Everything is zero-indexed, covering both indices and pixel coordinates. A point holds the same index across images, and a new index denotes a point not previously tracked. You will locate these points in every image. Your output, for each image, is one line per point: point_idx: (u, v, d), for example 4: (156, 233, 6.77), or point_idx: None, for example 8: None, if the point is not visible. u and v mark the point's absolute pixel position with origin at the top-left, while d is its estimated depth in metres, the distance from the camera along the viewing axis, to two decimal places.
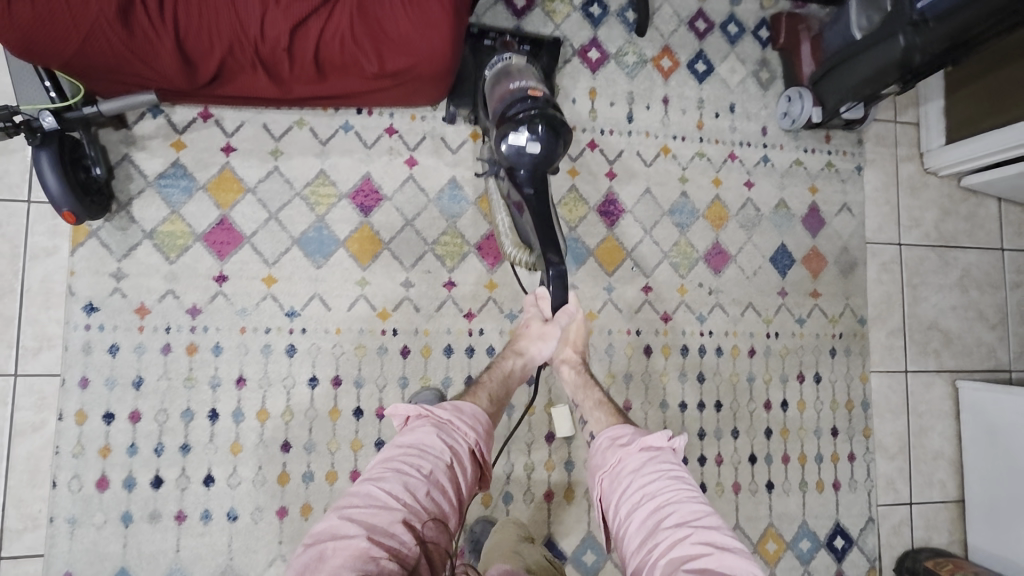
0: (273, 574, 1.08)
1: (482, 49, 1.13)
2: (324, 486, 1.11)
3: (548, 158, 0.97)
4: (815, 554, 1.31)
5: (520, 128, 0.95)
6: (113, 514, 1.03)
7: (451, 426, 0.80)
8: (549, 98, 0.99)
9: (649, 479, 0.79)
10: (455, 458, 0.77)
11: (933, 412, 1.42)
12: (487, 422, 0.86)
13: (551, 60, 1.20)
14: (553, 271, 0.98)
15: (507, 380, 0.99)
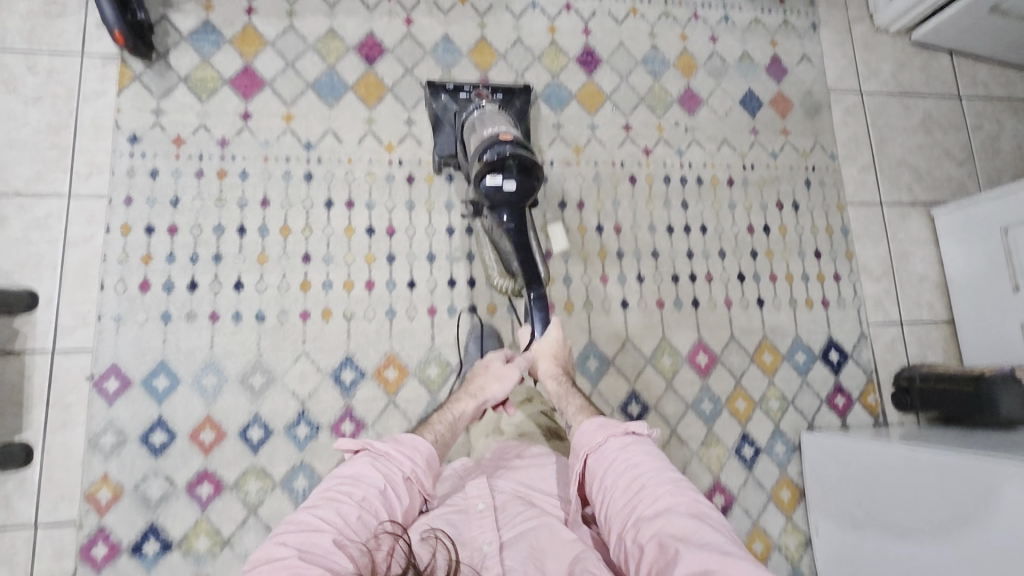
0: (297, 371, 1.16)
1: (462, 102, 1.27)
2: (342, 293, 1.21)
3: (523, 197, 1.01)
4: (812, 365, 1.35)
5: (495, 169, 0.99)
6: (154, 313, 1.14)
7: (387, 457, 0.74)
8: (520, 140, 1.05)
9: (634, 454, 0.74)
10: (391, 490, 0.71)
11: (913, 240, 1.47)
12: (431, 450, 0.80)
13: (524, 104, 1.29)
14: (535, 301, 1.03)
15: (456, 424, 0.91)
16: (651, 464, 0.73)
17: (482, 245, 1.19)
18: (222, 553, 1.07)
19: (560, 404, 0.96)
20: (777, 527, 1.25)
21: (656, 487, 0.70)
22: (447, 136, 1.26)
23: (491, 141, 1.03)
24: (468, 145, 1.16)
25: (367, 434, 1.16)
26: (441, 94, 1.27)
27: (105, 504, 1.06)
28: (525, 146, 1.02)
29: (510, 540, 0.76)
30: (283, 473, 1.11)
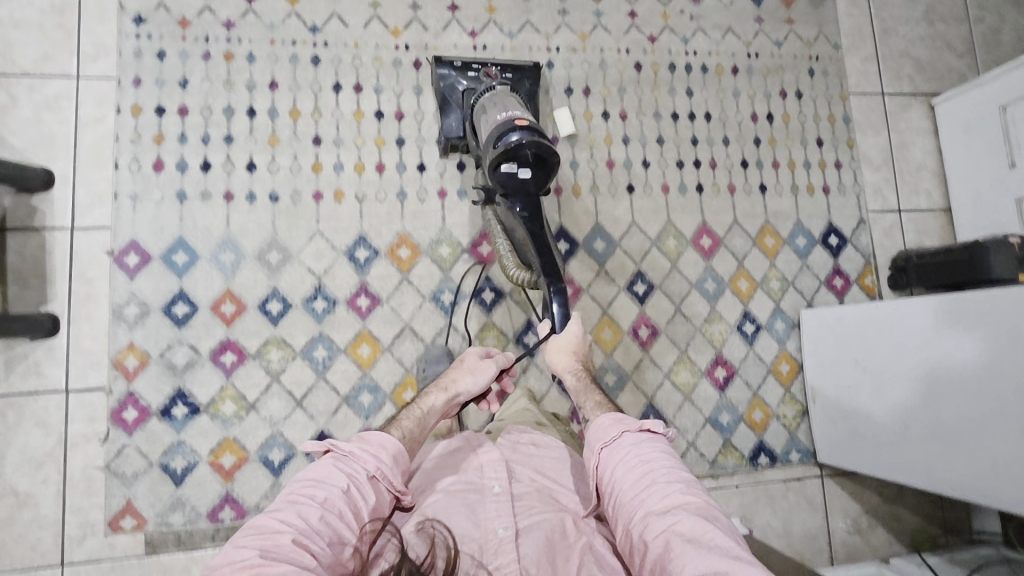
0: (312, 249, 1.18)
1: (470, 80, 1.20)
2: (353, 175, 1.22)
3: (537, 182, 1.00)
4: (813, 249, 1.38)
5: (511, 158, 0.96)
6: (169, 192, 1.15)
7: (350, 456, 0.73)
8: (534, 126, 1.00)
9: (648, 450, 0.79)
10: (354, 489, 0.70)
11: (912, 130, 1.49)
12: (399, 449, 0.78)
13: (533, 84, 1.22)
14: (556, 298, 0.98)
15: (422, 421, 0.88)
16: (663, 466, 0.76)
17: (495, 237, 1.15)
18: (247, 417, 1.11)
19: (579, 401, 1.02)
20: (775, 398, 1.31)
21: (669, 488, 0.73)
22: (454, 121, 1.21)
23: (505, 131, 0.98)
24: (479, 130, 1.10)
25: (381, 309, 1.19)
26: (446, 71, 1.21)
27: (132, 370, 1.09)
28: (539, 134, 0.97)
29: (524, 526, 0.82)
30: (303, 345, 1.15)
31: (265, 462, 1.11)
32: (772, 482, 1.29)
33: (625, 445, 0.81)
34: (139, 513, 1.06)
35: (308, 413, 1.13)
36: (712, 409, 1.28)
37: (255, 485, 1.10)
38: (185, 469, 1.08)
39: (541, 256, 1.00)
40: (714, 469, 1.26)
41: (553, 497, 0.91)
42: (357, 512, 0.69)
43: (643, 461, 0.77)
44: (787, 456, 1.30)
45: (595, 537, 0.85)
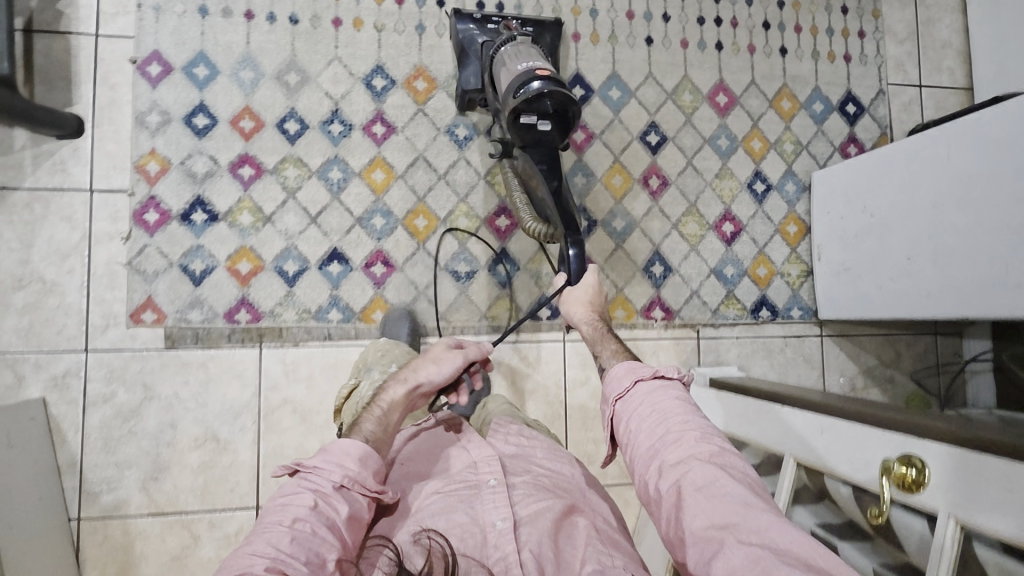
0: (330, 74, 1.18)
1: (489, 32, 1.15)
2: (373, 5, 1.21)
3: (558, 135, 1.02)
4: (829, 116, 1.38)
5: (532, 111, 0.97)
6: (191, 6, 1.15)
7: (315, 472, 0.69)
8: (556, 77, 0.98)
9: (665, 401, 0.71)
10: (323, 504, 0.67)
11: (941, 6, 1.46)
12: (369, 451, 0.74)
13: (554, 39, 1.18)
14: (573, 252, 0.99)
15: (385, 422, 0.81)
16: (677, 415, 0.70)
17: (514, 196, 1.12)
18: (263, 229, 1.14)
19: (594, 350, 0.91)
20: (781, 256, 1.34)
21: (684, 437, 0.67)
22: (470, 72, 1.15)
23: (523, 81, 0.97)
24: (497, 82, 1.07)
25: (396, 138, 1.20)
26: (465, 24, 1.15)
27: (154, 176, 1.11)
28: (557, 82, 0.96)
29: (525, 517, 0.77)
30: (319, 165, 1.17)
31: (279, 272, 1.14)
32: (772, 336, 1.32)
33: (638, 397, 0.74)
34: (160, 308, 1.10)
35: (323, 230, 1.16)
36: (717, 261, 1.31)
37: (270, 292, 1.14)
38: (204, 272, 1.12)
39: (561, 210, 1.00)
40: (715, 318, 1.30)
41: (555, 483, 0.85)
42: (334, 521, 0.66)
43: (659, 417, 0.70)
44: (788, 312, 1.33)
45: (597, 520, 0.82)
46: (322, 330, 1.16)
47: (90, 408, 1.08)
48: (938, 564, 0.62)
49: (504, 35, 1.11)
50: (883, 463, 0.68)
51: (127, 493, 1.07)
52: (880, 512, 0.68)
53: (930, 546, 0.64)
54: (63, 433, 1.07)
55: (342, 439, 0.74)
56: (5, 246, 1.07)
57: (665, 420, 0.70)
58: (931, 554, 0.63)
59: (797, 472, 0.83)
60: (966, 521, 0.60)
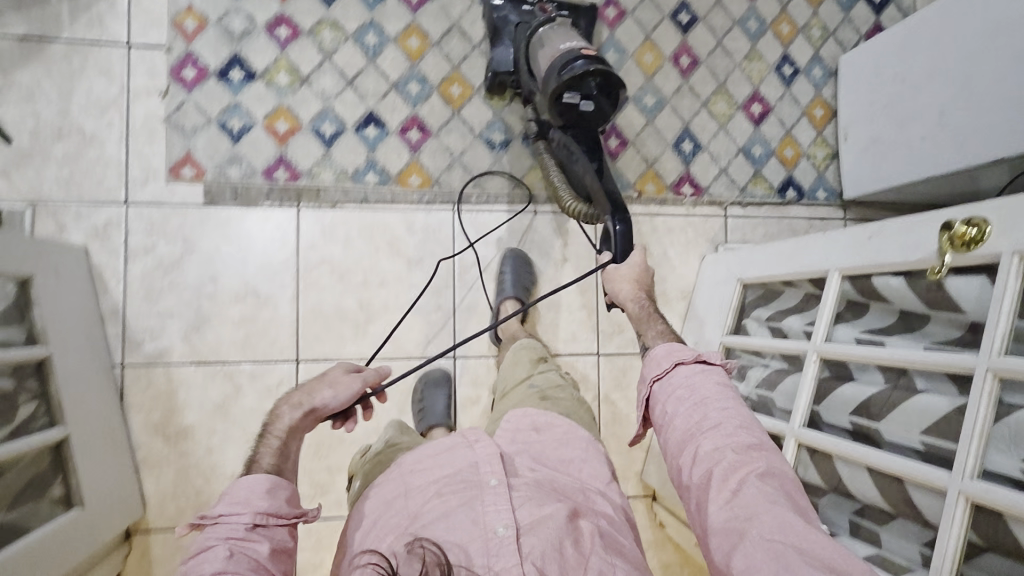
0: None
1: (523, 14, 1.14)
2: None
3: (599, 116, 1.00)
4: (855, 4, 1.39)
5: (575, 89, 0.95)
6: None
7: (219, 520, 0.62)
8: (599, 55, 0.97)
9: (708, 389, 0.72)
10: (242, 543, 0.61)
11: None
12: (273, 481, 0.68)
13: (586, 26, 1.22)
14: (620, 228, 0.95)
15: (285, 453, 0.73)
16: (719, 400, 0.70)
17: (551, 170, 1.16)
18: (300, 89, 1.14)
19: (640, 327, 0.97)
20: (807, 139, 1.36)
21: (722, 424, 0.68)
22: (504, 53, 1.15)
23: (566, 59, 0.96)
24: (536, 64, 1.06)
25: (431, 5, 1.20)
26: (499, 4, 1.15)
27: (191, 33, 1.11)
28: (601, 60, 0.96)
29: (528, 522, 0.68)
30: (354, 29, 1.17)
31: (317, 133, 1.15)
32: (797, 218, 1.34)
33: (678, 380, 0.74)
34: (198, 163, 1.11)
35: (359, 92, 1.17)
36: (745, 140, 1.32)
37: (307, 152, 1.14)
38: (241, 130, 1.12)
39: (605, 188, 0.98)
40: (743, 197, 1.32)
41: (558, 484, 0.77)
42: (257, 560, 0.61)
43: (699, 398, 0.71)
44: (814, 194, 1.35)
45: (607, 518, 0.74)
46: (359, 193, 1.16)
47: (131, 259, 1.09)
48: (1002, 297, 0.63)
49: (541, 18, 1.10)
50: (945, 225, 0.69)
51: (170, 343, 1.09)
52: (937, 271, 0.70)
53: (991, 293, 0.66)
54: (105, 282, 1.07)
55: (240, 483, 0.66)
56: (44, 96, 1.07)
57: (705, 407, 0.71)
58: (994, 293, 0.65)
59: (844, 284, 0.88)
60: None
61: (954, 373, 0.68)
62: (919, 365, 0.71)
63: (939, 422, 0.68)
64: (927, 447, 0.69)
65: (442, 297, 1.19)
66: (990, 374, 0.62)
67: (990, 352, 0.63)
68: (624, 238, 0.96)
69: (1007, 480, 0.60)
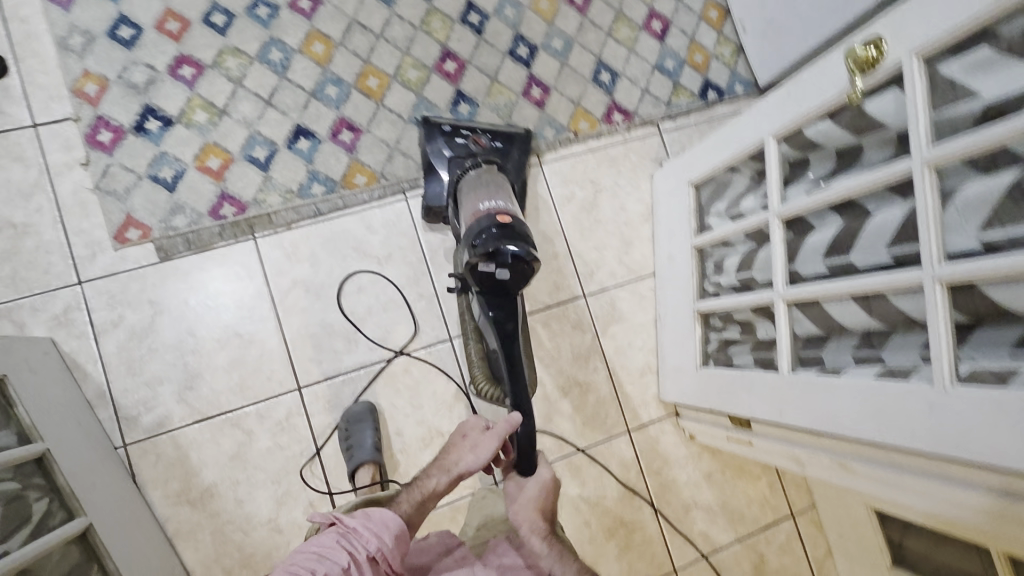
0: None
1: (455, 156, 1.13)
2: None
3: (517, 284, 0.97)
4: None
5: (490, 261, 0.92)
6: None
7: (354, 533, 0.81)
8: (517, 222, 0.95)
9: None
10: (355, 566, 0.77)
11: None
12: (400, 524, 0.85)
13: (520, 153, 1.19)
14: (523, 424, 0.97)
15: (421, 505, 0.91)
16: None
17: (467, 319, 1.14)
18: (221, 122, 1.13)
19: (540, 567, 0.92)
20: (711, 41, 1.41)
21: None
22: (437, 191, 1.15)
23: (487, 221, 0.94)
24: (462, 204, 1.08)
25: (325, 9, 1.20)
26: (430, 136, 1.14)
27: (95, 96, 1.09)
28: (518, 229, 0.94)
29: None
30: (257, 50, 1.16)
31: (251, 160, 1.14)
32: (724, 116, 1.40)
33: None
34: (142, 223, 1.08)
35: (280, 110, 1.16)
36: (657, 57, 1.37)
37: (247, 181, 1.13)
38: (175, 177, 1.10)
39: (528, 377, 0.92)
40: (671, 110, 1.36)
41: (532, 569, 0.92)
42: None
43: None
44: (732, 89, 1.40)
45: None
46: (310, 208, 1.16)
47: (102, 336, 1.05)
48: (913, 94, 0.65)
49: (465, 162, 1.12)
50: (848, 52, 0.72)
51: (166, 408, 1.06)
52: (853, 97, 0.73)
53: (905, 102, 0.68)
54: (82, 367, 1.04)
55: (382, 509, 0.85)
56: None
57: None
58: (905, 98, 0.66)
59: (781, 146, 0.90)
60: (927, 48, 0.64)
61: (896, 181, 0.69)
62: (867, 187, 0.73)
63: (898, 230, 0.69)
64: (897, 258, 0.70)
65: (420, 283, 1.20)
66: (926, 166, 0.63)
67: (919, 147, 0.64)
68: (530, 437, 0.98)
69: (969, 255, 0.60)
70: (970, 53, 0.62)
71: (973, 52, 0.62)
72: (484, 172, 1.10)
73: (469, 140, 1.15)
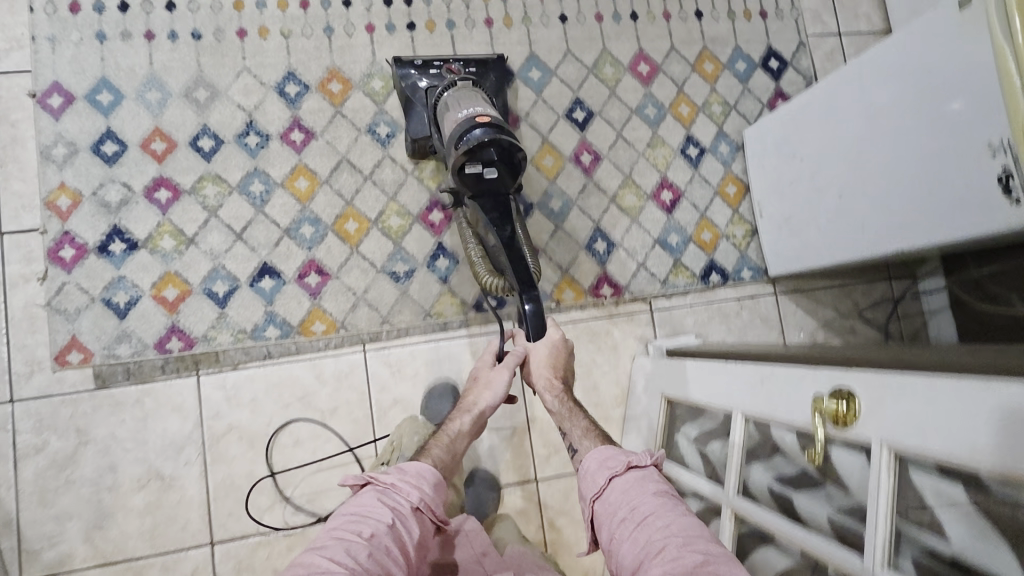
0: (240, 86, 1.16)
1: (433, 75, 1.14)
2: (258, 41, 1.18)
3: (507, 181, 0.98)
4: (752, 74, 1.37)
5: (476, 160, 0.94)
6: (88, 33, 1.12)
7: (392, 488, 0.75)
8: (496, 123, 0.96)
9: (641, 497, 0.72)
10: (399, 519, 0.72)
11: None
12: (434, 473, 0.81)
13: (498, 76, 1.18)
14: (531, 308, 0.89)
15: (451, 449, 0.89)
16: (657, 514, 0.69)
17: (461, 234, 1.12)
18: (187, 251, 1.10)
19: (563, 425, 0.96)
20: (724, 218, 1.32)
21: (668, 544, 0.64)
22: (420, 119, 1.14)
23: (486, 129, 0.94)
24: (441, 124, 1.05)
25: (317, 143, 1.17)
26: (404, 71, 1.15)
27: (66, 211, 1.08)
28: (499, 130, 0.95)
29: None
30: (239, 180, 1.14)
31: (209, 294, 1.10)
32: (725, 300, 1.30)
33: (617, 493, 0.75)
34: (86, 347, 1.06)
35: (250, 246, 1.12)
36: (660, 231, 1.28)
37: (200, 317, 1.09)
38: (128, 304, 1.08)
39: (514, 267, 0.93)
40: (665, 288, 1.27)
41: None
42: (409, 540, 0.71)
43: (633, 506, 0.71)
44: (738, 274, 1.31)
45: None
46: (261, 350, 1.11)
47: (21, 461, 1.02)
48: (878, 493, 0.61)
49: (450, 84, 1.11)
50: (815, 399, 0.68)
51: (70, 546, 1.02)
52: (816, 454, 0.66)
53: (869, 479, 0.63)
54: None
55: (414, 462, 0.81)
56: None
57: (644, 517, 0.70)
58: (870, 487, 0.62)
59: (748, 427, 0.85)
60: (899, 447, 0.59)
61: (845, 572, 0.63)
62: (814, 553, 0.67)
63: None
64: None
65: (363, 444, 1.13)
66: None
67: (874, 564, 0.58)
68: (534, 325, 0.89)
69: None
70: (946, 484, 0.57)
71: (948, 483, 0.57)
72: (465, 82, 1.09)
73: (448, 65, 1.16)
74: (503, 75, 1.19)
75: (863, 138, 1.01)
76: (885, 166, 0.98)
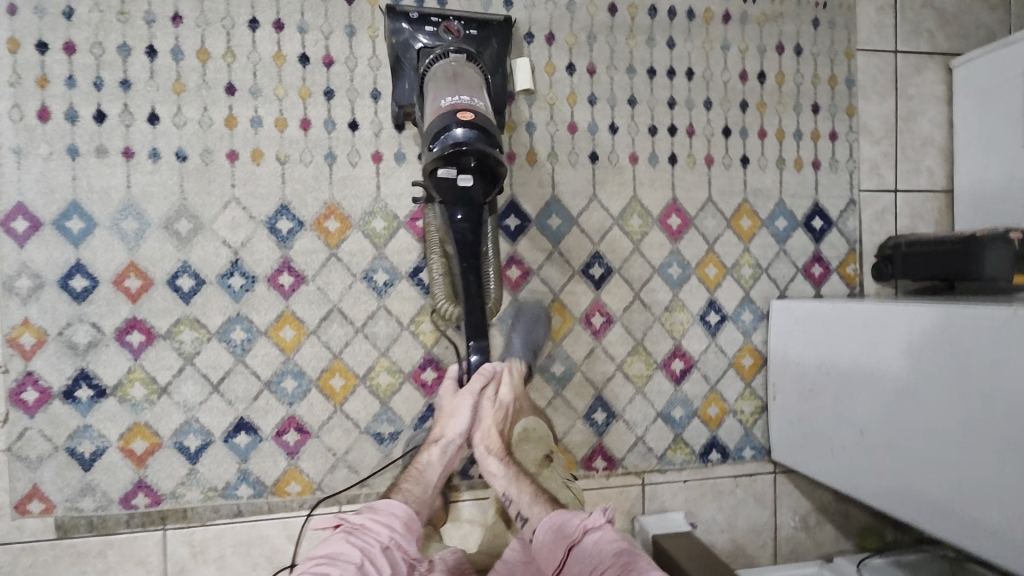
0: (227, 218, 1.05)
1: (432, 36, 1.04)
2: (250, 166, 1.05)
3: (482, 191, 0.87)
4: (792, 233, 1.26)
5: (449, 164, 0.84)
6: (58, 146, 1.00)
7: (365, 529, 0.82)
8: (482, 121, 0.85)
9: (590, 549, 0.76)
10: (369, 561, 0.76)
11: (924, 96, 1.31)
12: (408, 509, 0.87)
13: (500, 44, 1.07)
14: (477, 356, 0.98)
15: (422, 487, 0.93)
16: (604, 559, 0.73)
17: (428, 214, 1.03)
18: (159, 401, 1.04)
19: (516, 478, 0.95)
20: (734, 392, 1.24)
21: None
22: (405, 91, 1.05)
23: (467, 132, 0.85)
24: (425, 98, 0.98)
25: (306, 288, 1.08)
26: (396, 26, 1.03)
27: (29, 349, 1.00)
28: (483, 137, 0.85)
29: None
30: (218, 325, 1.05)
31: (180, 448, 1.04)
32: (721, 478, 1.24)
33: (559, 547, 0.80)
34: (47, 497, 1.01)
35: (226, 398, 1.06)
36: (665, 403, 1.21)
37: (169, 473, 1.04)
38: (94, 454, 1.02)
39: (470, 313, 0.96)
40: (661, 464, 1.21)
41: None
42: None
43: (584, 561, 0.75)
44: (740, 452, 1.25)
45: None
46: (231, 508, 1.06)
47: None
48: None
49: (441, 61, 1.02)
50: None
51: None
52: None
53: None
54: None
55: (390, 503, 0.87)
56: None
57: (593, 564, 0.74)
58: None
59: None
60: None
61: None
62: None
63: None
64: None
65: None
66: None
67: None
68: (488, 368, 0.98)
69: None
70: None
71: None
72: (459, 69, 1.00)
73: (445, 25, 1.04)
74: (507, 44, 1.07)
75: (898, 397, 0.93)
76: (914, 437, 0.91)
